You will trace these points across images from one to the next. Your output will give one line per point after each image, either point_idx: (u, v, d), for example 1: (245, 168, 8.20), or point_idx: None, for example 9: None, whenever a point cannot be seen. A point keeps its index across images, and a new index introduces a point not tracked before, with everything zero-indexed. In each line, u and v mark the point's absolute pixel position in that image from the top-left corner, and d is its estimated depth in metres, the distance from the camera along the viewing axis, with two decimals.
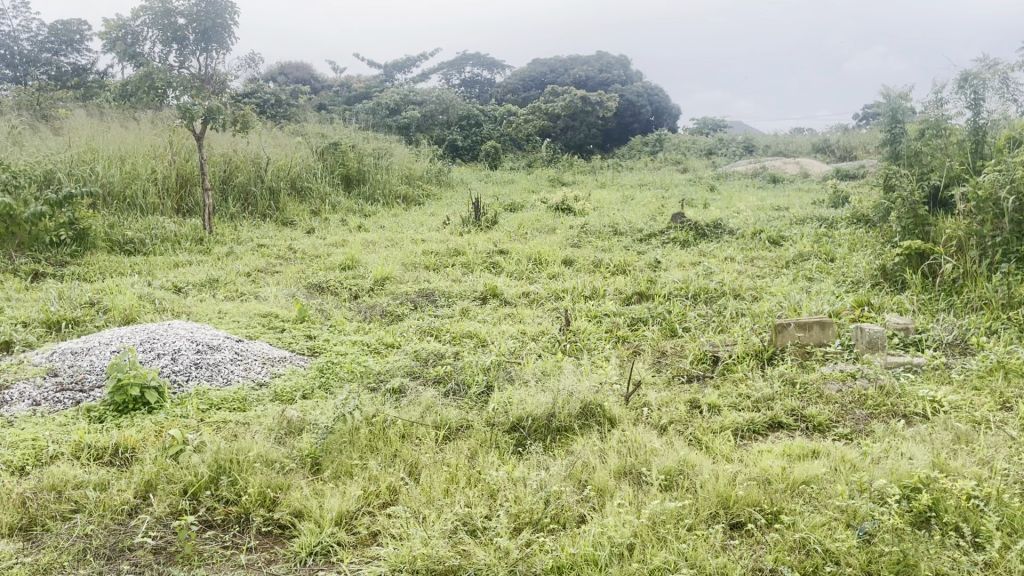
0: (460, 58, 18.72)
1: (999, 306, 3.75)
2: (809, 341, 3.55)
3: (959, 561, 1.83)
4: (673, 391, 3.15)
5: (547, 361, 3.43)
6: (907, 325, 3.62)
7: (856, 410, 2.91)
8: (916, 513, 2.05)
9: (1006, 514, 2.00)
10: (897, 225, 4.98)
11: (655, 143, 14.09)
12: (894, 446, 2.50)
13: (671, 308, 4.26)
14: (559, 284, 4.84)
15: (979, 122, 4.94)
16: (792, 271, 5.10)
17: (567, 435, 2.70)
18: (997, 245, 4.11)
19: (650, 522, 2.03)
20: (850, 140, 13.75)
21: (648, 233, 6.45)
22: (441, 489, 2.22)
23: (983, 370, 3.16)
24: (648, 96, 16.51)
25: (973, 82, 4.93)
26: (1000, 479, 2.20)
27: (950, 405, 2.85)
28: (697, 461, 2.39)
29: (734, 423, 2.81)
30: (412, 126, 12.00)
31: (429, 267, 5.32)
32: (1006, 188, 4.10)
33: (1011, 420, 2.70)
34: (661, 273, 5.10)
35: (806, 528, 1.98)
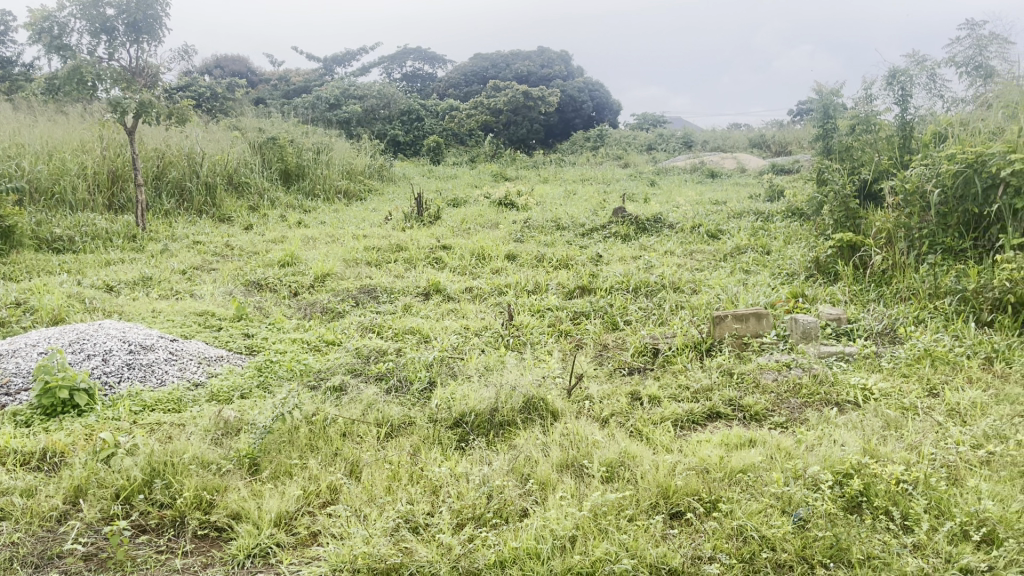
0: (401, 52, 18.61)
1: (926, 296, 3.88)
2: (745, 332, 3.63)
3: (889, 543, 1.90)
4: (614, 383, 3.18)
5: (489, 356, 3.43)
6: (840, 316, 3.72)
7: (791, 399, 2.98)
8: (848, 498, 2.12)
9: (933, 497, 2.08)
10: (829, 218, 5.11)
11: (597, 139, 14.22)
12: (827, 434, 2.57)
13: (613, 302, 4.30)
14: (502, 278, 4.85)
15: (907, 117, 5.15)
16: (730, 264, 5.20)
17: (510, 429, 2.71)
18: (923, 236, 4.26)
19: (592, 514, 2.05)
20: (784, 136, 14.07)
21: (590, 228, 6.50)
22: (383, 487, 2.20)
23: (911, 358, 3.27)
24: (589, 91, 16.70)
25: (901, 79, 5.12)
26: (928, 464, 2.28)
27: (880, 393, 2.94)
28: (638, 452, 2.42)
29: (674, 414, 2.85)
30: (353, 120, 11.87)
31: (370, 262, 5.27)
32: (933, 181, 4.30)
33: (938, 406, 2.80)
34: (603, 267, 5.13)
35: (743, 516, 2.02)
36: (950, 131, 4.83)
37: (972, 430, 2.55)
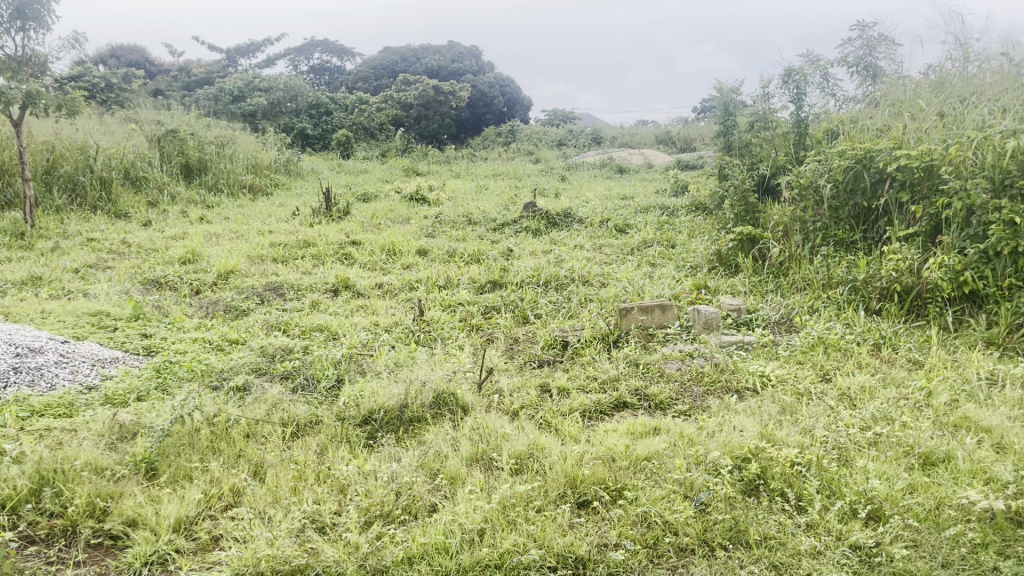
0: (308, 44, 18.26)
1: (819, 286, 4.06)
2: (650, 324, 3.73)
3: (784, 524, 1.99)
4: (524, 376, 3.21)
5: (399, 352, 3.41)
6: (740, 306, 3.86)
7: (694, 387, 3.07)
8: (747, 481, 2.20)
9: (825, 478, 2.19)
10: (730, 213, 5.29)
11: (508, 134, 14.29)
12: (728, 420, 2.66)
13: (524, 296, 4.34)
14: (413, 274, 4.82)
15: (802, 115, 5.40)
16: (637, 257, 5.32)
17: (419, 425, 2.70)
18: (817, 229, 4.48)
19: (501, 506, 2.06)
20: (690, 133, 14.44)
21: (502, 222, 6.52)
22: (288, 488, 2.16)
23: (806, 346, 3.41)
24: (500, 87, 16.81)
25: (796, 78, 5.36)
26: (820, 447, 2.40)
27: (776, 379, 3.07)
28: (547, 443, 2.45)
29: (582, 405, 2.90)
30: (258, 113, 11.57)
31: (277, 259, 5.16)
32: (825, 176, 4.50)
33: (830, 391, 2.94)
34: (514, 262, 5.16)
35: (648, 503, 2.08)
36: (842, 129, 5.09)
37: (861, 413, 2.69)
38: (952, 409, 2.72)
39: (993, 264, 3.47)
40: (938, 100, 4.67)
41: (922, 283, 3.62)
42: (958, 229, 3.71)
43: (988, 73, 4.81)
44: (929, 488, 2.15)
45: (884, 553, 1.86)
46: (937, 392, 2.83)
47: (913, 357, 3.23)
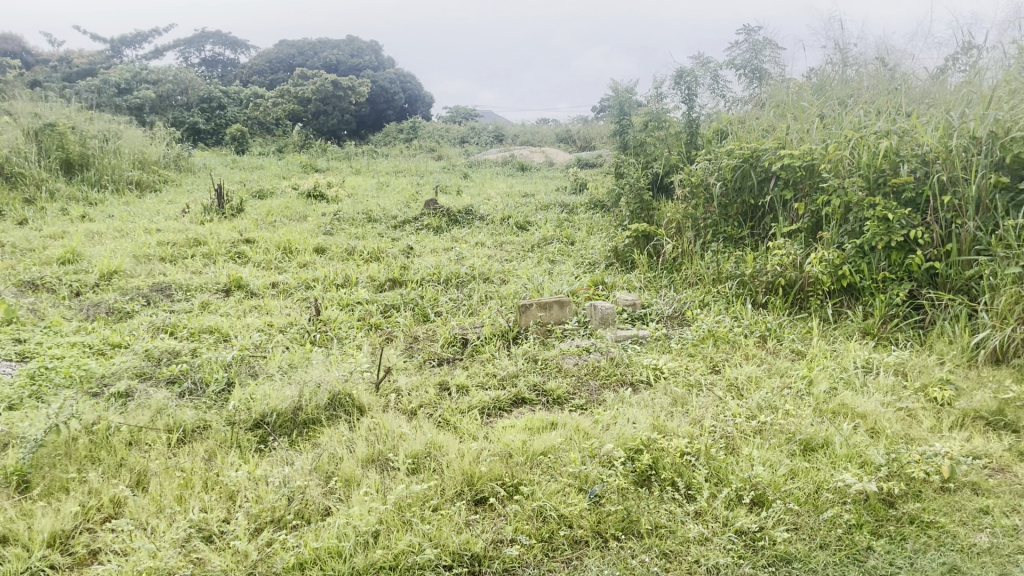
0: (198, 35, 17.60)
1: (710, 281, 4.20)
2: (549, 320, 3.78)
3: (674, 512, 2.04)
4: (423, 374, 3.19)
5: (294, 353, 3.33)
6: (635, 301, 3.95)
7: (590, 381, 3.13)
8: (639, 472, 2.25)
9: (713, 466, 2.26)
10: (626, 210, 5.41)
11: (411, 130, 14.14)
12: (622, 413, 2.72)
13: (423, 294, 4.31)
14: (310, 272, 4.71)
15: (693, 115, 5.57)
16: (536, 254, 5.37)
17: (314, 427, 2.64)
18: (708, 225, 4.64)
19: (396, 506, 2.04)
20: (588, 132, 14.68)
21: (402, 220, 6.46)
22: (173, 496, 2.08)
23: (697, 338, 3.52)
24: (401, 83, 16.69)
25: (687, 79, 5.53)
26: (708, 436, 2.48)
27: (669, 371, 3.16)
28: (444, 442, 2.44)
29: (480, 402, 2.90)
30: (146, 107, 11.07)
31: (165, 258, 4.95)
32: (715, 175, 4.66)
33: (719, 382, 3.04)
34: (414, 259, 5.12)
35: (543, 497, 2.10)
36: (731, 129, 5.31)
37: (748, 402, 2.79)
38: (831, 396, 2.86)
39: (869, 259, 3.67)
40: (819, 103, 4.89)
41: (804, 276, 3.79)
42: (837, 225, 3.90)
43: (864, 77, 5.05)
44: (809, 473, 2.26)
45: (767, 537, 1.94)
46: (818, 380, 2.97)
47: (796, 347, 3.38)
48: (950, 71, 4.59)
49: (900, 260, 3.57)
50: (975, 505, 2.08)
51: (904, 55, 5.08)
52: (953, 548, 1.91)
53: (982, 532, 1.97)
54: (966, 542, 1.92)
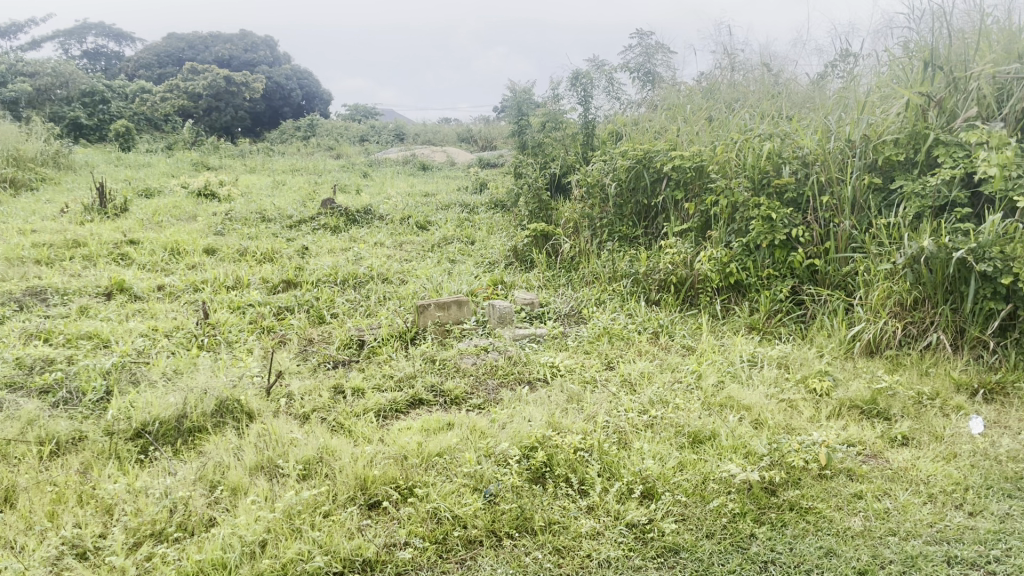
0: (79, 27, 16.73)
1: (606, 279, 4.27)
2: (447, 320, 3.76)
3: (567, 508, 2.06)
4: (317, 377, 3.12)
5: (180, 358, 3.19)
6: (533, 300, 3.97)
7: (487, 381, 3.13)
8: (533, 470, 2.26)
9: (605, 461, 2.30)
10: (525, 209, 5.45)
11: (309, 130, 13.87)
12: (518, 411, 2.73)
13: (319, 295, 4.21)
14: (199, 274, 4.54)
15: (589, 117, 5.61)
16: (436, 253, 5.34)
17: (200, 435, 2.53)
18: (604, 225, 4.73)
19: (285, 514, 1.98)
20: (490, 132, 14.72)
21: (298, 219, 6.31)
22: (44, 512, 1.96)
23: (593, 336, 3.58)
24: (298, 79, 16.33)
25: (583, 81, 5.56)
26: (602, 432, 2.52)
27: (565, 369, 3.19)
28: (337, 446, 2.39)
29: (376, 405, 2.85)
30: (20, 100, 10.42)
31: (41, 260, 4.67)
32: (610, 175, 4.75)
33: (613, 378, 3.10)
34: (310, 260, 5.01)
35: (437, 498, 2.08)
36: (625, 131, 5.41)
37: (640, 398, 2.85)
38: (719, 389, 2.95)
39: (754, 256, 3.82)
40: (707, 106, 5.05)
41: (695, 274, 3.91)
42: (725, 224, 4.04)
43: (750, 81, 5.24)
44: (697, 464, 2.32)
45: (655, 528, 1.99)
46: (706, 374, 3.07)
47: (687, 343, 3.47)
48: (829, 76, 4.83)
49: (783, 258, 3.73)
50: (850, 490, 2.19)
51: (786, 61, 5.29)
52: (829, 532, 2.00)
53: (855, 516, 2.08)
54: (842, 525, 2.02)
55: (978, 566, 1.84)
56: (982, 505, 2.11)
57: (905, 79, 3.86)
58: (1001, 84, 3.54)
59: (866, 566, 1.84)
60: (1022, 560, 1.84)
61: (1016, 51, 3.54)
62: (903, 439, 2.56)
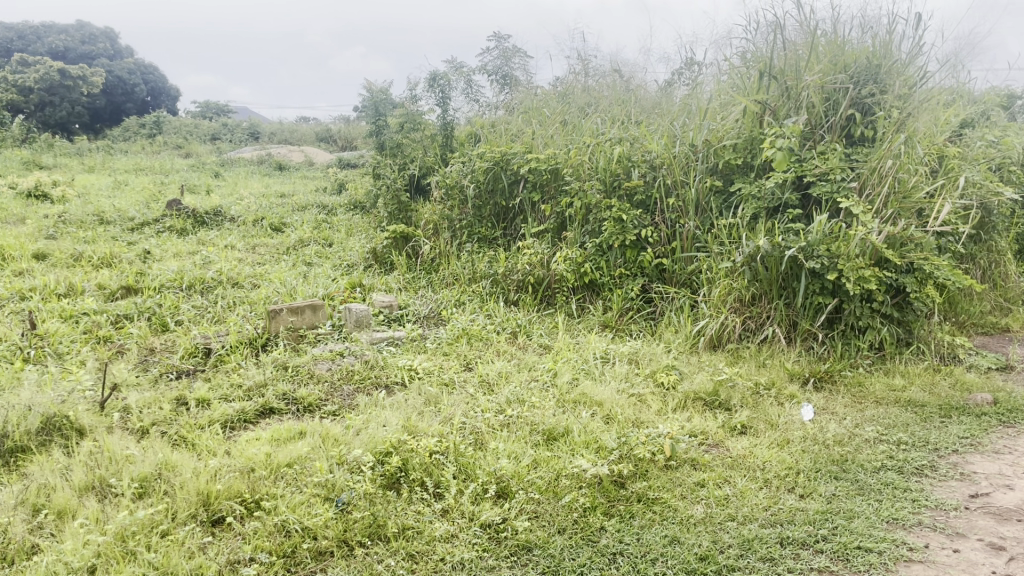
0: None
1: (466, 281, 4.27)
2: (301, 325, 3.65)
3: (421, 513, 2.04)
4: (159, 389, 2.94)
5: (2, 373, 2.93)
6: (391, 303, 3.91)
7: (343, 387, 3.06)
8: (388, 475, 2.21)
9: (461, 463, 2.30)
10: (384, 211, 5.38)
11: (153, 126, 13.10)
12: (374, 416, 2.68)
13: (162, 302, 3.98)
14: (26, 281, 4.19)
15: (447, 118, 5.61)
16: (292, 256, 5.18)
17: (23, 456, 2.33)
18: (463, 227, 4.74)
19: (118, 536, 1.85)
20: (350, 132, 14.44)
21: (141, 222, 5.95)
22: None
23: (451, 337, 3.57)
24: (142, 74, 15.48)
25: (440, 83, 5.59)
26: (458, 434, 2.51)
27: (423, 371, 3.17)
28: (178, 461, 2.26)
29: (223, 415, 2.72)
30: None
31: None
32: (468, 177, 4.75)
33: (471, 379, 3.10)
34: (154, 264, 4.73)
35: (286, 510, 2.00)
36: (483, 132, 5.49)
37: (497, 398, 2.87)
38: (573, 387, 3.02)
39: (607, 257, 3.93)
40: (561, 110, 5.17)
41: (551, 274, 3.97)
42: (579, 225, 4.14)
43: (603, 86, 5.38)
44: (550, 461, 2.36)
45: (509, 527, 2.00)
46: (561, 372, 3.13)
47: (543, 342, 3.52)
48: (676, 84, 5.04)
49: (634, 258, 3.86)
50: (693, 479, 2.29)
51: (636, 67, 5.48)
52: (673, 521, 2.07)
53: (698, 504, 2.17)
54: (685, 514, 2.10)
55: (807, 545, 1.96)
56: (811, 487, 2.25)
57: (743, 87, 4.07)
58: (828, 94, 3.78)
59: (707, 551, 1.92)
60: (845, 537, 1.98)
61: (841, 63, 3.76)
62: (742, 428, 2.70)
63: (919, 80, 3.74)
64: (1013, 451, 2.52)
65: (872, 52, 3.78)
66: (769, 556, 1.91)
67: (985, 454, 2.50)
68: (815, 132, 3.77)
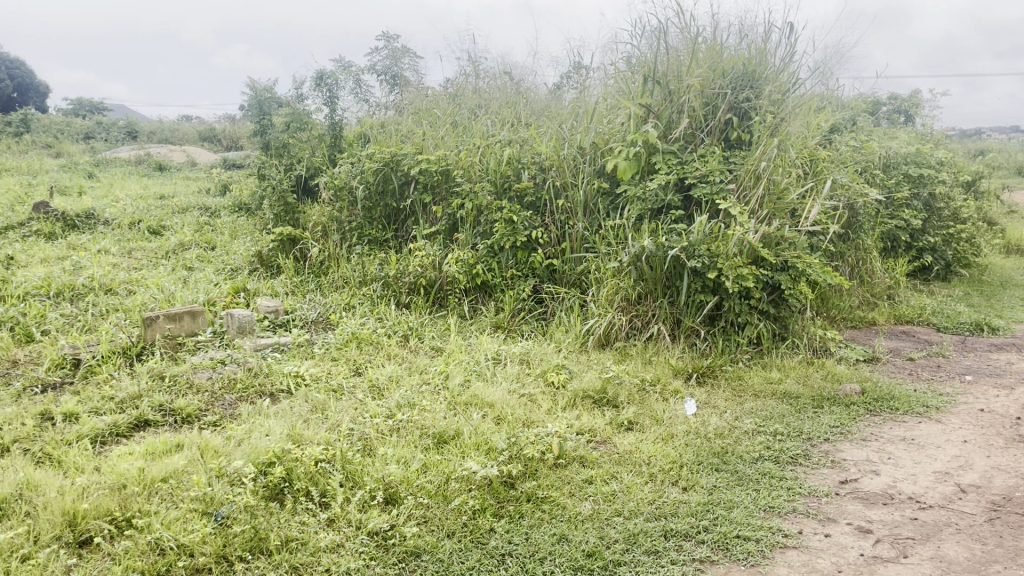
0: None
1: (356, 284, 4.19)
2: (179, 332, 3.48)
3: (306, 523, 1.98)
4: (21, 404, 2.75)
5: None
6: (277, 308, 3.79)
7: (224, 396, 2.94)
8: (271, 486, 2.13)
9: (348, 471, 2.24)
10: (269, 213, 5.22)
11: (20, 124, 12.29)
12: (257, 425, 2.59)
13: (27, 311, 3.73)
14: None
15: (335, 118, 5.50)
16: (171, 260, 4.96)
17: None
18: (353, 229, 4.65)
19: None
20: (235, 131, 13.96)
21: (4, 226, 5.56)
22: None
23: (340, 342, 3.49)
24: (6, 68, 14.51)
25: (328, 82, 5.43)
26: (345, 441, 2.45)
27: (310, 378, 3.08)
28: (42, 481, 2.11)
29: (92, 430, 2.56)
30: None
31: None
32: (357, 178, 4.65)
33: (360, 384, 3.04)
34: (18, 271, 4.43)
35: (160, 527, 1.90)
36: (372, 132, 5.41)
37: (387, 402, 2.82)
38: (464, 389, 3.00)
39: (498, 258, 3.93)
40: (451, 111, 5.14)
41: (443, 277, 3.95)
42: (471, 226, 4.13)
43: (493, 88, 5.38)
44: (440, 465, 2.33)
45: (397, 534, 1.96)
46: (453, 375, 3.11)
47: (435, 345, 3.49)
48: (565, 87, 5.09)
49: (525, 259, 3.89)
50: (581, 476, 2.31)
51: (526, 71, 5.49)
52: (562, 519, 2.09)
53: (586, 501, 2.19)
54: (573, 511, 2.12)
55: (690, 536, 2.01)
56: (694, 480, 2.32)
57: (628, 91, 4.16)
58: (708, 98, 3.91)
59: (594, 548, 1.94)
60: (725, 527, 2.04)
61: (720, 69, 3.89)
62: (629, 425, 2.75)
63: (792, 86, 3.93)
64: (878, 438, 2.67)
65: (748, 59, 3.93)
66: (653, 549, 1.95)
67: (854, 441, 2.64)
68: (696, 135, 3.90)
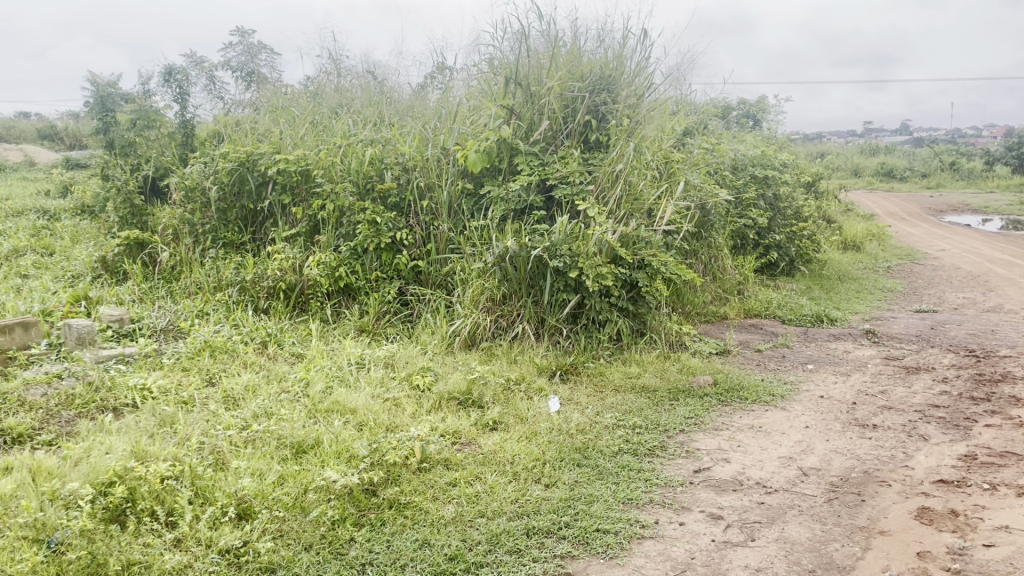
0: None
1: (210, 289, 3.99)
2: (9, 345, 3.20)
3: (150, 545, 1.85)
4: None
5: None
6: (121, 317, 3.56)
7: (61, 413, 2.73)
8: (112, 508, 1.98)
9: (197, 487, 2.12)
10: (114, 216, 4.91)
11: None
12: (96, 443, 2.41)
13: None
14: None
15: (186, 116, 5.26)
16: (3, 267, 4.57)
17: None
18: (207, 232, 4.42)
19: None
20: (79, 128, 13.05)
21: None
22: None
23: (191, 351, 3.31)
24: None
25: (178, 77, 5.17)
26: (195, 455, 2.32)
27: (158, 391, 2.90)
28: None
29: None
30: None
31: None
32: (210, 179, 4.43)
33: (214, 395, 2.89)
34: None
35: None
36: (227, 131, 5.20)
37: (242, 413, 2.70)
38: (326, 395, 2.91)
39: (362, 260, 3.84)
40: (310, 110, 5.00)
41: (303, 280, 3.82)
42: (332, 228, 4.02)
43: (355, 87, 5.28)
44: (298, 475, 2.25)
45: (251, 551, 1.87)
46: (314, 381, 3.00)
47: (295, 351, 3.38)
48: (428, 87, 5.05)
49: (389, 261, 3.83)
50: (444, 480, 2.29)
51: (388, 70, 5.40)
52: (424, 524, 2.06)
53: (449, 504, 2.17)
54: (435, 515, 2.10)
55: (552, 533, 2.03)
56: (556, 477, 2.34)
57: (490, 93, 4.17)
58: (568, 101, 3.98)
59: (455, 551, 1.92)
60: (585, 521, 2.07)
61: (578, 73, 3.97)
62: (493, 425, 2.75)
63: (647, 91, 4.06)
64: (729, 427, 2.79)
65: (605, 63, 4.03)
66: (515, 549, 1.95)
67: (707, 432, 2.75)
68: (557, 137, 3.96)
